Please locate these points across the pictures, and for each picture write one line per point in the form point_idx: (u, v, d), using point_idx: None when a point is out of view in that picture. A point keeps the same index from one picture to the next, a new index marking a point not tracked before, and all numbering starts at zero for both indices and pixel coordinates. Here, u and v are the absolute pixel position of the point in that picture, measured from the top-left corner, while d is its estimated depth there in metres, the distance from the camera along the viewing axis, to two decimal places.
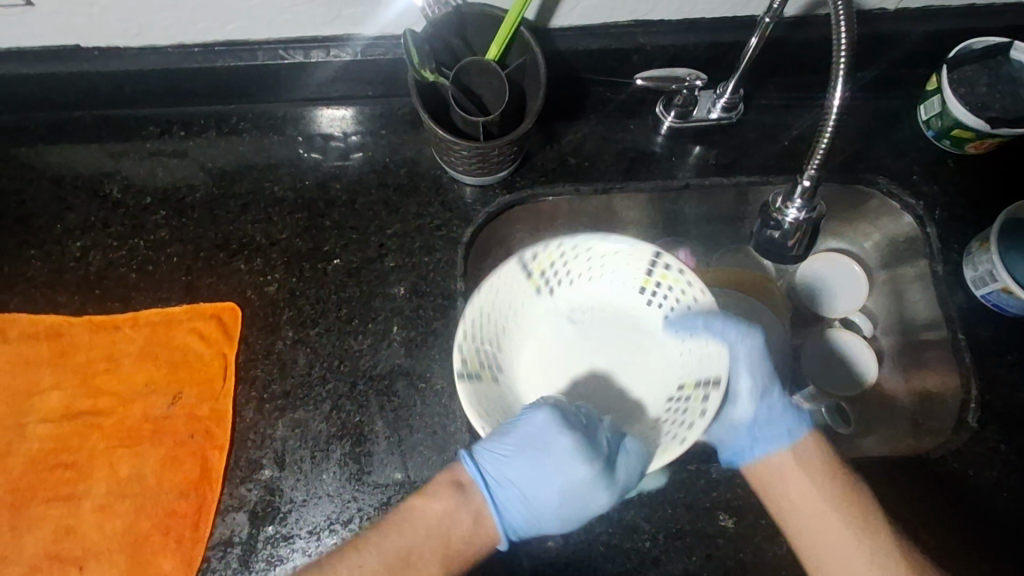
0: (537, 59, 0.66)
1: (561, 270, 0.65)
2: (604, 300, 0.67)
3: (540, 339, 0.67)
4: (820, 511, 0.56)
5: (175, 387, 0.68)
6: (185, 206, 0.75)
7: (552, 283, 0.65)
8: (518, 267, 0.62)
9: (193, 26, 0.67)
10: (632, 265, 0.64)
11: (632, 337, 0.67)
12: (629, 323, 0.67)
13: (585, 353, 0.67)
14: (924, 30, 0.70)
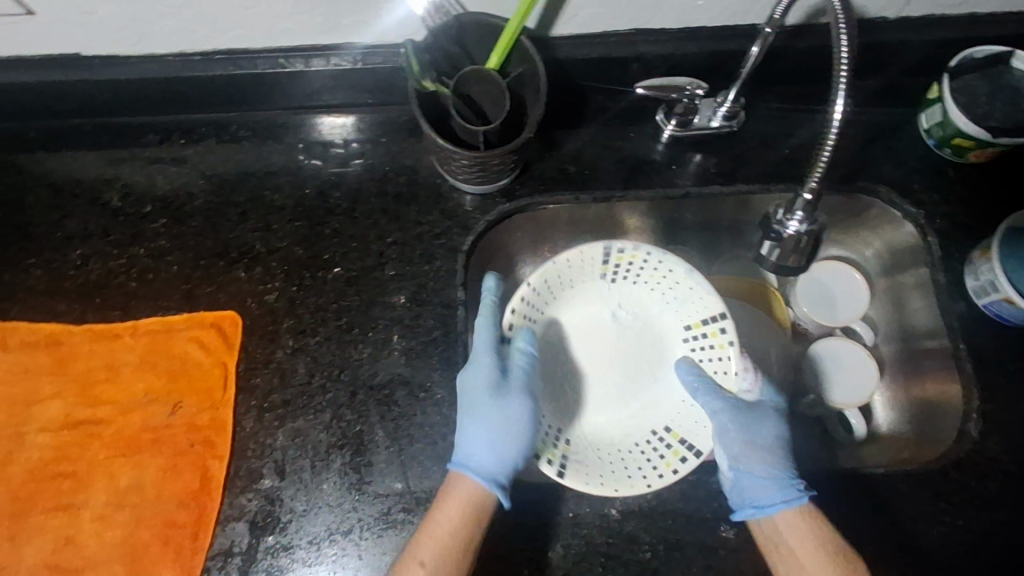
0: (537, 68, 0.66)
1: (636, 267, 0.73)
2: (651, 315, 0.75)
3: (582, 314, 0.75)
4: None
5: (175, 396, 0.67)
6: (185, 214, 0.75)
7: (618, 274, 0.74)
8: (603, 247, 0.71)
9: (192, 35, 0.67)
10: (688, 308, 0.72)
11: (652, 354, 0.75)
12: (654, 345, 0.75)
13: (605, 348, 0.75)
14: (924, 39, 0.70)
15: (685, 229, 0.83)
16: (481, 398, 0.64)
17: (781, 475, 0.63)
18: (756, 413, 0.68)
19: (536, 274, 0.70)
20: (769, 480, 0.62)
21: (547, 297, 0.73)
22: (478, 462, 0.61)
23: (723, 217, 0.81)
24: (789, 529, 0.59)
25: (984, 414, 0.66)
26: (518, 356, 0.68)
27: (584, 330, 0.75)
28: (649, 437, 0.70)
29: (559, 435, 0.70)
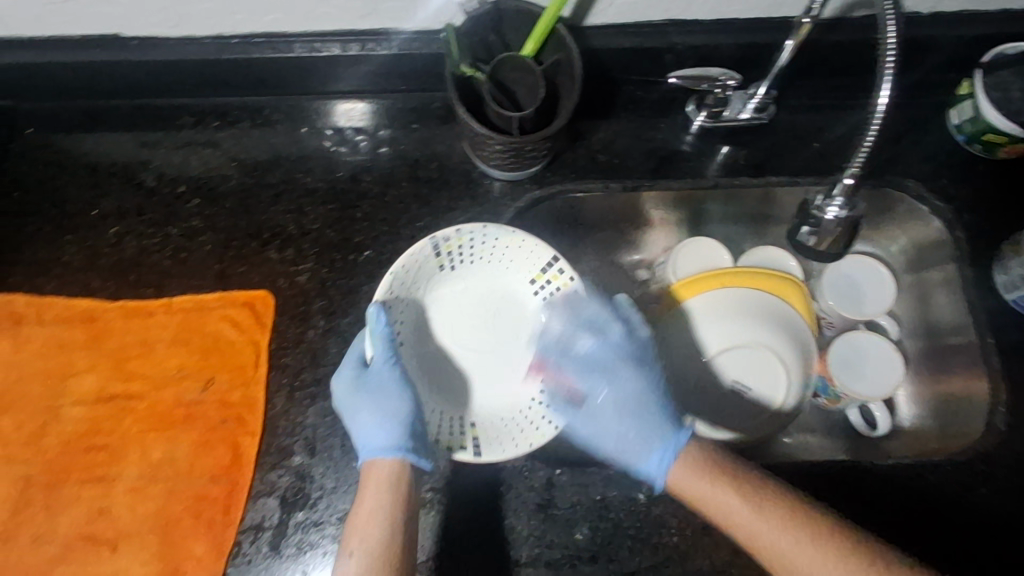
0: (573, 56, 0.66)
1: (467, 250, 0.69)
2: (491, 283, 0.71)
3: (444, 310, 0.70)
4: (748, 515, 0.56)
5: (207, 373, 0.68)
6: (218, 195, 0.76)
7: (456, 260, 0.70)
8: (429, 243, 0.66)
9: (232, 17, 0.68)
10: (524, 261, 0.69)
11: (510, 314, 0.71)
12: (506, 302, 0.71)
13: (458, 334, 0.70)
14: (955, 35, 0.71)
15: (712, 222, 0.83)
16: (352, 397, 0.62)
17: (644, 429, 0.64)
18: (612, 399, 0.66)
19: (383, 288, 0.64)
20: (644, 445, 0.63)
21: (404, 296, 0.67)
22: (381, 441, 0.60)
23: (749, 211, 0.81)
24: (681, 484, 0.60)
25: (1012, 408, 0.66)
26: (378, 344, 0.63)
27: (448, 316, 0.70)
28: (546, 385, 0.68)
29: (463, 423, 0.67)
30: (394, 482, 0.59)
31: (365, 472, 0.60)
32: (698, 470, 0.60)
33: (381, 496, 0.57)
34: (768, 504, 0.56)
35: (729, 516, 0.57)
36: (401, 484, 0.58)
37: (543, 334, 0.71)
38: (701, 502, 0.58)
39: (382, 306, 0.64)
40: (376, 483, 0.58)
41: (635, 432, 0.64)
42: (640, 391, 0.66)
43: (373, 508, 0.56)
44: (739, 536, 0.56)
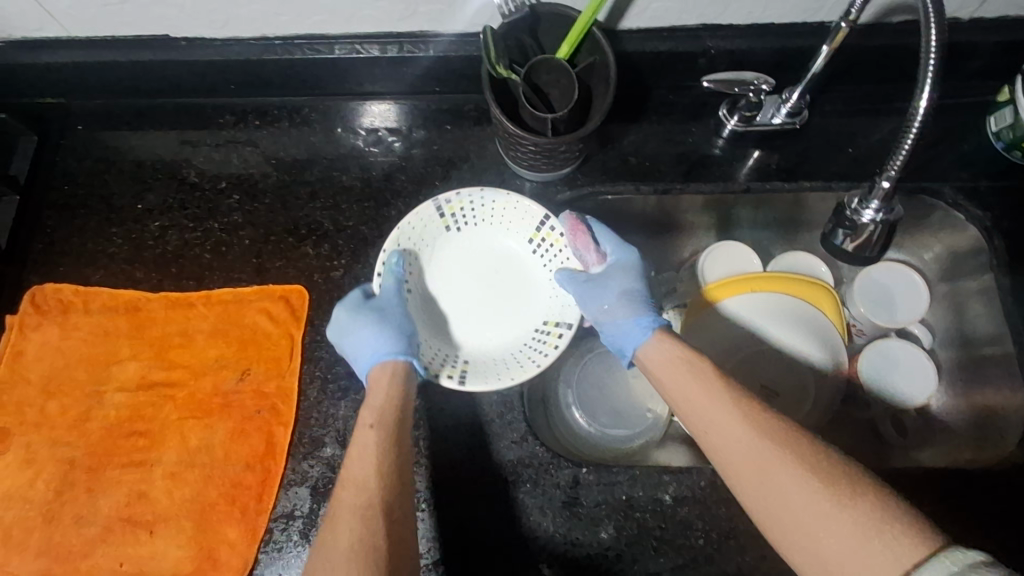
0: (607, 58, 0.67)
1: (470, 211, 0.71)
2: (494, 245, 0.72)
3: (449, 268, 0.72)
4: (714, 413, 0.55)
5: (244, 363, 0.70)
6: (258, 191, 0.78)
7: (461, 222, 0.71)
8: (432, 203, 0.69)
9: (276, 19, 0.70)
10: (521, 223, 0.71)
11: (511, 274, 0.72)
12: (506, 264, 0.72)
13: (459, 289, 0.71)
14: (995, 41, 0.70)
15: (741, 226, 0.83)
16: (357, 320, 0.65)
17: (629, 305, 0.67)
18: (603, 277, 0.69)
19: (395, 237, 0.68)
20: (622, 314, 0.66)
21: (412, 251, 0.70)
22: (382, 353, 0.63)
23: (779, 215, 0.81)
24: (650, 364, 0.63)
25: None
26: (388, 282, 0.67)
27: (450, 276, 0.72)
28: (535, 333, 0.69)
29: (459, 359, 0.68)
30: (399, 375, 0.63)
31: (371, 377, 0.63)
32: (668, 363, 0.61)
33: (389, 388, 0.61)
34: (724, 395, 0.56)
35: (688, 401, 0.57)
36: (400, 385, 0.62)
37: (538, 291, 0.72)
38: (669, 388, 0.60)
39: (399, 252, 0.68)
40: (380, 383, 0.62)
41: (620, 304, 0.67)
42: (633, 281, 0.69)
43: (383, 396, 0.61)
44: (692, 421, 0.57)
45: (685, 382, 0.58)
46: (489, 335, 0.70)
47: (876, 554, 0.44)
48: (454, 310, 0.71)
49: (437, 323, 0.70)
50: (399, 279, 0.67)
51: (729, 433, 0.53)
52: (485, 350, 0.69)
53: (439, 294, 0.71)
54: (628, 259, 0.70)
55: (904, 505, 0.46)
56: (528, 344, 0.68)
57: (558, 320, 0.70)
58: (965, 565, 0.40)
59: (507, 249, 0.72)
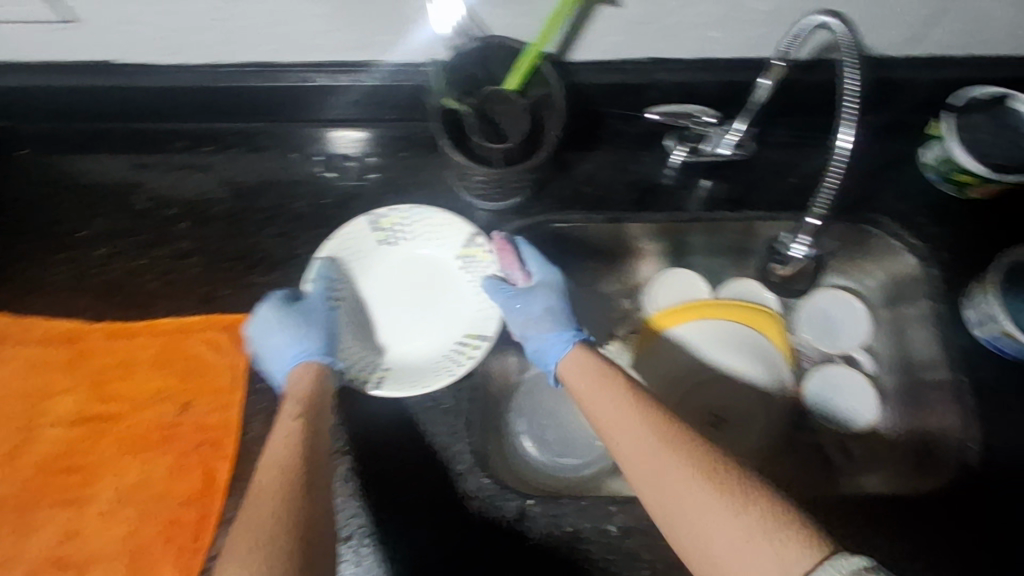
0: (557, 92, 0.68)
1: (404, 227, 0.72)
2: (426, 261, 0.72)
3: (379, 281, 0.72)
4: (620, 415, 0.57)
5: (184, 397, 0.69)
6: (207, 218, 0.76)
7: (396, 237, 0.72)
8: (366, 216, 0.70)
9: (226, 47, 0.70)
10: (453, 240, 0.72)
11: (441, 290, 0.72)
12: (438, 278, 0.72)
13: (388, 302, 0.71)
14: (928, 78, 0.73)
15: (693, 253, 0.85)
16: (274, 321, 0.66)
17: (553, 320, 0.68)
18: (528, 293, 0.69)
19: (327, 248, 0.69)
20: (547, 328, 0.67)
21: (345, 264, 0.70)
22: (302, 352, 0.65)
23: (730, 243, 0.83)
24: (568, 375, 0.64)
25: (984, 445, 0.67)
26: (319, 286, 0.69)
27: (381, 289, 0.72)
28: (455, 344, 0.69)
29: (378, 365, 0.68)
30: (315, 380, 0.64)
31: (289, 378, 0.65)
32: (582, 370, 0.63)
33: (308, 389, 0.63)
34: (634, 408, 0.57)
35: (603, 413, 0.59)
36: (315, 385, 0.64)
37: (467, 304, 0.72)
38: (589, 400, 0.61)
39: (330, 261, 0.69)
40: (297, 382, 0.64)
41: (541, 320, 0.68)
42: (556, 297, 0.70)
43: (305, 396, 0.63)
44: (600, 423, 0.59)
45: (596, 387, 0.61)
46: (414, 344, 0.70)
47: (764, 559, 0.45)
48: (381, 321, 0.71)
49: (364, 329, 0.71)
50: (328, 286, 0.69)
51: (634, 432, 0.56)
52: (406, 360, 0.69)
53: (371, 304, 0.71)
54: (552, 275, 0.71)
55: (794, 510, 0.47)
56: (448, 353, 0.68)
57: (477, 333, 0.69)
58: (848, 571, 0.42)
59: (437, 264, 0.72)
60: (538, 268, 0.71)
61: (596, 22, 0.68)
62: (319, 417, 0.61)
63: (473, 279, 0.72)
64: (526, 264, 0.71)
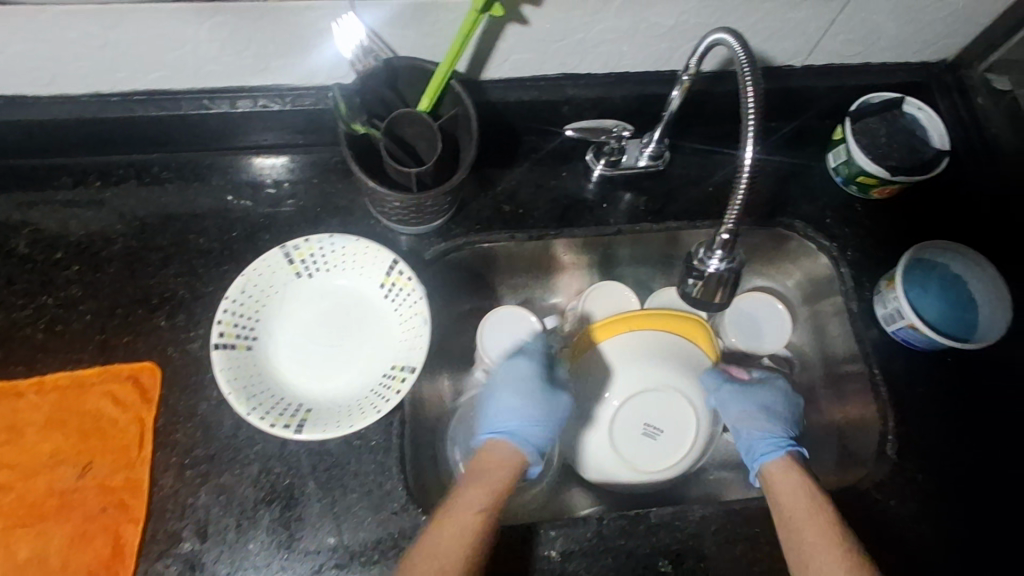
0: (468, 111, 0.67)
1: (320, 257, 0.69)
2: (345, 291, 0.70)
3: (297, 316, 0.69)
4: (824, 502, 0.63)
5: (85, 457, 0.63)
6: (101, 259, 0.71)
7: (312, 269, 0.69)
8: (278, 250, 0.67)
9: (110, 76, 0.65)
10: (371, 267, 0.69)
11: (363, 321, 0.69)
12: (358, 307, 0.70)
13: (309, 337, 0.68)
14: (825, 86, 0.77)
15: (620, 264, 0.85)
16: (280, 349, 0.67)
17: (771, 420, 0.73)
18: (753, 389, 0.76)
19: (237, 286, 0.65)
20: (759, 426, 0.73)
21: (258, 300, 0.67)
22: (526, 421, 0.70)
23: (654, 253, 0.84)
24: (772, 468, 0.69)
25: (899, 435, 0.70)
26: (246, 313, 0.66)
27: (300, 324, 0.69)
28: (382, 377, 0.65)
29: (299, 406, 0.64)
30: (505, 462, 0.67)
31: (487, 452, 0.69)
32: (779, 462, 0.69)
33: (501, 472, 0.66)
34: (827, 517, 0.61)
35: (789, 501, 0.64)
36: (479, 474, 0.66)
37: (391, 334, 0.68)
38: (785, 493, 0.65)
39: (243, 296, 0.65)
40: (494, 462, 0.68)
41: (758, 423, 0.73)
42: (777, 399, 0.76)
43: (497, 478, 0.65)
44: (780, 509, 0.64)
45: (792, 480, 0.66)
46: (338, 380, 0.67)
47: None
48: (302, 359, 0.67)
49: (284, 369, 0.66)
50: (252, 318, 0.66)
51: (813, 531, 0.61)
52: (332, 398, 0.65)
53: (292, 340, 0.68)
54: (778, 379, 0.78)
55: None
56: (374, 389, 0.65)
57: (404, 363, 0.65)
58: None
59: (358, 295, 0.70)
60: (758, 374, 0.79)
61: (505, 40, 0.67)
62: (476, 515, 0.61)
63: (395, 307, 0.68)
64: (738, 373, 0.79)
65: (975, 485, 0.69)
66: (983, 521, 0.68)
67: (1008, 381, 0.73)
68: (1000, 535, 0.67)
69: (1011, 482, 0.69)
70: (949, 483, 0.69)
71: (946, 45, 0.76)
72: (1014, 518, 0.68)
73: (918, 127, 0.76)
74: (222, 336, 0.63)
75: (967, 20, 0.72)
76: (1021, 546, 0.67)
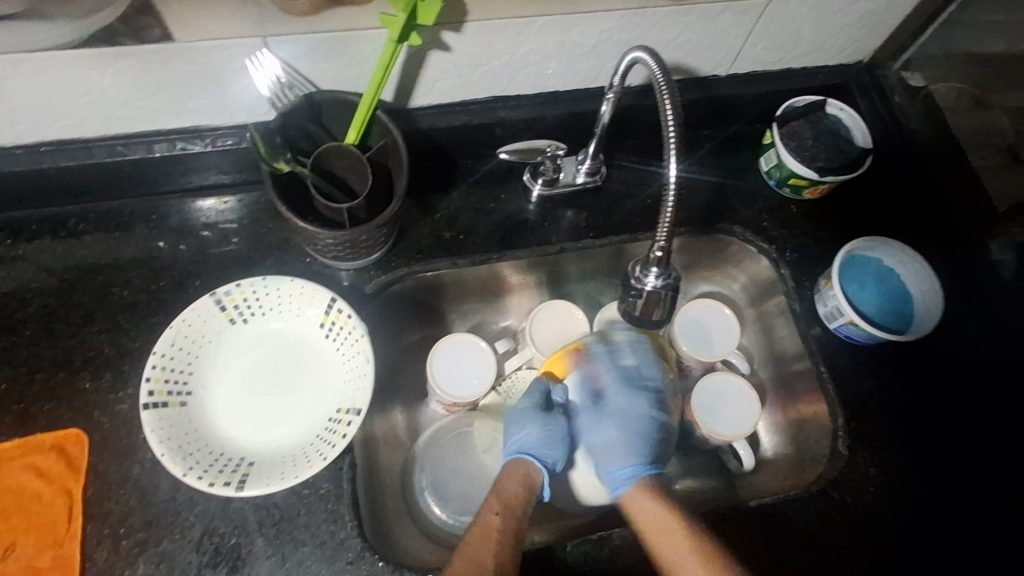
0: (397, 140, 0.65)
1: (254, 301, 0.66)
2: (286, 335, 0.67)
3: (236, 365, 0.66)
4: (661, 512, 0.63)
5: (8, 538, 0.59)
6: (15, 322, 0.66)
7: (247, 313, 0.66)
8: (207, 297, 0.63)
9: (11, 128, 0.61)
10: (309, 307, 0.66)
11: (306, 364, 0.66)
12: (298, 349, 0.67)
13: (251, 386, 0.65)
14: (750, 92, 0.78)
15: (568, 281, 0.84)
16: (219, 402, 0.64)
17: (625, 432, 0.72)
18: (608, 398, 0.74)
19: (166, 339, 0.61)
20: (614, 443, 0.71)
21: (191, 351, 0.63)
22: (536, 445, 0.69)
23: (600, 267, 0.84)
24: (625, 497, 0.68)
25: (849, 431, 0.71)
26: (181, 365, 0.62)
27: (240, 373, 0.66)
28: (328, 422, 0.63)
29: (242, 459, 0.61)
30: (517, 481, 0.66)
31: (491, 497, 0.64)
32: (638, 487, 0.68)
33: (503, 496, 0.64)
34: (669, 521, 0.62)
35: (657, 530, 0.62)
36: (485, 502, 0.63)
37: (335, 375, 0.65)
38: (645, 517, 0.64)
39: (175, 350, 0.62)
40: (501, 497, 0.64)
41: (630, 442, 0.71)
42: (637, 404, 0.73)
43: (512, 490, 0.65)
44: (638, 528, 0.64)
45: (649, 500, 0.66)
46: (283, 429, 0.64)
47: None
48: (244, 409, 0.64)
49: (225, 422, 0.63)
50: (189, 371, 0.63)
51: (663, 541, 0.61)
52: (277, 448, 0.62)
53: (231, 391, 0.65)
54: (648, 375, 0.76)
55: None
56: (319, 435, 0.62)
57: (349, 406, 0.62)
58: None
59: (299, 337, 0.67)
60: (631, 370, 0.76)
61: (429, 68, 0.66)
62: (483, 540, 0.59)
63: (337, 347, 0.66)
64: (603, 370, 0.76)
65: (927, 473, 0.70)
66: (937, 508, 0.69)
67: (947, 367, 0.75)
68: (954, 521, 0.69)
69: (959, 467, 0.71)
70: (901, 474, 0.70)
71: (860, 47, 0.79)
72: (966, 503, 0.70)
73: (842, 127, 0.78)
74: (152, 394, 0.59)
75: (876, 23, 0.75)
76: (974, 528, 0.69)
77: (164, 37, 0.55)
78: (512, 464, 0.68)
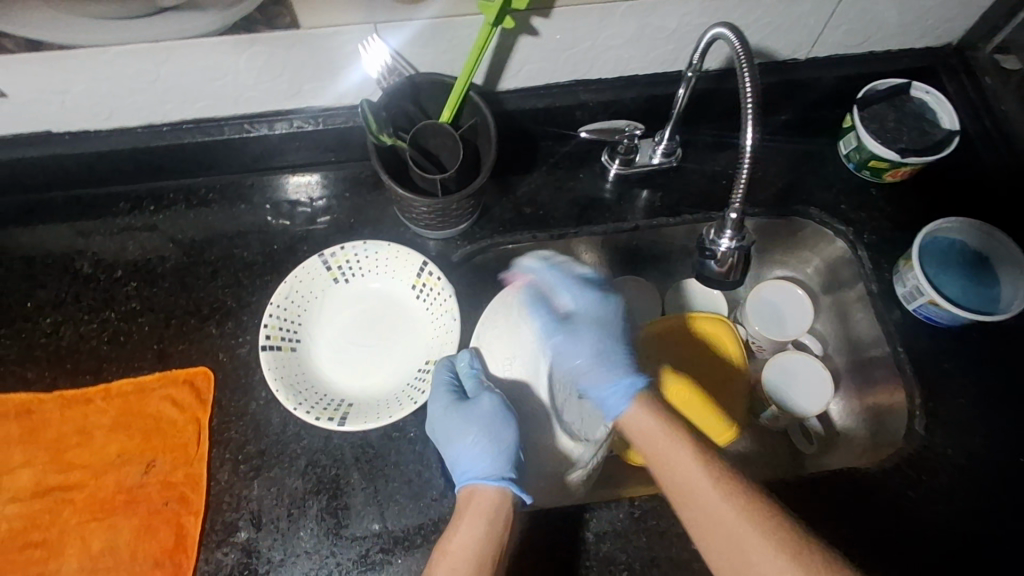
0: (487, 118, 0.71)
1: (356, 263, 0.73)
2: (381, 295, 0.74)
3: (337, 319, 0.73)
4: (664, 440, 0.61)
5: (148, 455, 0.69)
6: (156, 276, 0.77)
7: (349, 274, 0.74)
8: (316, 257, 0.72)
9: (160, 107, 0.71)
10: (403, 270, 0.73)
11: (398, 321, 0.73)
12: (392, 308, 0.74)
13: (348, 338, 0.73)
14: (831, 76, 0.79)
15: (640, 260, 0.88)
16: (322, 350, 0.71)
17: (601, 365, 0.69)
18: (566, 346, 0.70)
19: (280, 293, 0.70)
20: (599, 378, 0.68)
21: (302, 304, 0.71)
22: (483, 467, 0.63)
23: (673, 245, 0.86)
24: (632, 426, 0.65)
25: (928, 412, 0.70)
26: (292, 315, 0.70)
27: (340, 327, 0.73)
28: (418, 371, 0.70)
29: (342, 401, 0.68)
30: (486, 511, 0.60)
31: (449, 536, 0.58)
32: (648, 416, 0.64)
33: (475, 528, 0.58)
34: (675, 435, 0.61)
35: (653, 445, 0.62)
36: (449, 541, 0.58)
37: (424, 331, 0.72)
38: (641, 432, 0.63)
39: (287, 304, 0.70)
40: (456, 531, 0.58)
41: (595, 366, 0.69)
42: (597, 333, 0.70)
43: (467, 528, 0.58)
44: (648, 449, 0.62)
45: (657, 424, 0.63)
46: (376, 378, 0.71)
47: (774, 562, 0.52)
48: (343, 358, 0.72)
49: (326, 368, 0.71)
50: (298, 322, 0.71)
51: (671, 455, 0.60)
52: (372, 394, 0.70)
53: (333, 341, 0.72)
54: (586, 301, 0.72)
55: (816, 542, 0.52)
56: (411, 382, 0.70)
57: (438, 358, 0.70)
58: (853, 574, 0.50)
59: (394, 297, 0.74)
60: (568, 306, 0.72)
61: (519, 51, 0.71)
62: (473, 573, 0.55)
63: (427, 307, 0.72)
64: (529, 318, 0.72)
65: (1011, 457, 0.69)
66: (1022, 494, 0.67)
67: None
68: None
69: None
70: (982, 456, 0.69)
71: (950, 29, 0.78)
72: None
73: (926, 110, 0.77)
74: (268, 338, 0.68)
75: (967, 5, 0.74)
76: None
77: (291, 25, 0.63)
78: (471, 495, 0.62)
